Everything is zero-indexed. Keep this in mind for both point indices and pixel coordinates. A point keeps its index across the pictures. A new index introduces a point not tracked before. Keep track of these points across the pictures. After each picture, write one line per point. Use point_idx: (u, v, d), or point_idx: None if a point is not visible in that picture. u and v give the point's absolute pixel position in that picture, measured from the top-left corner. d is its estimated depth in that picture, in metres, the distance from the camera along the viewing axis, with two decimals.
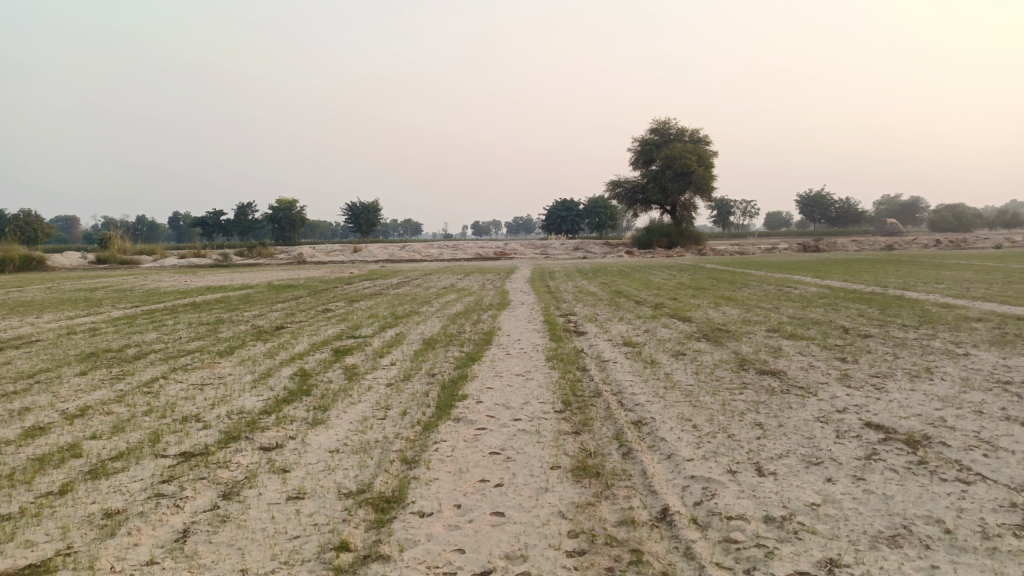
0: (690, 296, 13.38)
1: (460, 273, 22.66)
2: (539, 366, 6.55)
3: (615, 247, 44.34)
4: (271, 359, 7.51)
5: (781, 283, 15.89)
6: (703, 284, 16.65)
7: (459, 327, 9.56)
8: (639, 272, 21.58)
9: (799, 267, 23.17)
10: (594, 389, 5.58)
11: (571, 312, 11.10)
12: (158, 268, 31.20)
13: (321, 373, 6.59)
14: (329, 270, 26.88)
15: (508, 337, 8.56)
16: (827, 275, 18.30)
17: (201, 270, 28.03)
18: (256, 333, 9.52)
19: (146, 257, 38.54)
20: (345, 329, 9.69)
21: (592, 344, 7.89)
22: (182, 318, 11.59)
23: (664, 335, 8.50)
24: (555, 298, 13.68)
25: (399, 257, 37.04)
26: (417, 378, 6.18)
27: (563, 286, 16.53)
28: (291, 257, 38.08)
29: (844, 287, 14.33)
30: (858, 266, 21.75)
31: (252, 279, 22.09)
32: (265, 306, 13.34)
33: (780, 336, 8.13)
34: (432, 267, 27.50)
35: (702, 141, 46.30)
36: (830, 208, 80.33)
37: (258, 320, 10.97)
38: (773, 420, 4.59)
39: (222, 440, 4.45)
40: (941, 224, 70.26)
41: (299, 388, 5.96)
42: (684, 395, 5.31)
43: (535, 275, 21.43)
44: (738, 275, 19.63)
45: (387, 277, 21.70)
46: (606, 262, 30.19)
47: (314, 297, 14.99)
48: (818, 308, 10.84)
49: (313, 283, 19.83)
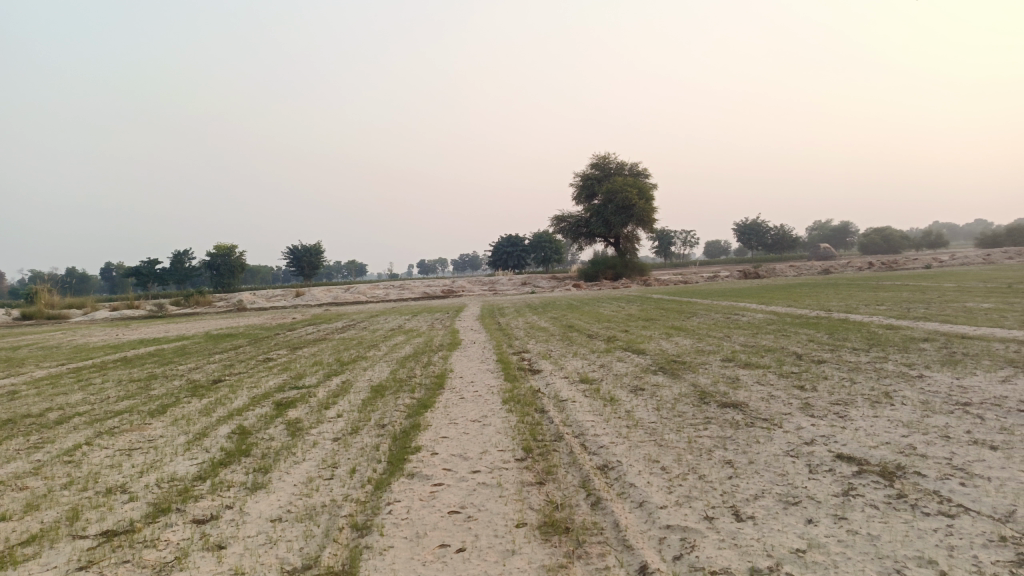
0: (642, 328, 13.33)
1: (408, 314, 22.23)
2: (495, 410, 6.28)
3: (563, 282, 44.52)
4: (208, 416, 7.02)
5: (729, 311, 16.03)
6: (653, 314, 16.70)
7: (409, 371, 9.21)
8: (588, 305, 21.54)
9: (743, 294, 23.57)
10: (554, 433, 5.32)
11: (523, 350, 10.87)
12: (89, 321, 29.81)
13: (263, 430, 6.16)
14: (271, 316, 26.10)
15: (460, 380, 8.26)
16: (772, 301, 18.57)
17: (136, 322, 26.87)
18: (193, 389, 8.97)
19: (76, 311, 36.82)
20: (288, 379, 9.23)
21: (548, 382, 7.66)
22: (112, 375, 10.91)
23: (620, 369, 8.34)
24: (506, 335, 13.45)
25: (345, 300, 36.33)
26: (367, 430, 5.82)
27: (513, 323, 16.31)
28: (231, 304, 36.96)
29: (790, 312, 14.52)
30: (799, 291, 22.21)
31: (189, 329, 21.22)
32: (203, 358, 12.71)
33: (736, 366, 8.05)
34: (379, 309, 27.01)
35: (642, 175, 47.22)
36: (767, 235, 82.80)
37: (194, 374, 10.37)
38: (743, 457, 4.42)
39: (150, 514, 4.01)
40: (872, 246, 73.05)
41: (238, 448, 5.53)
42: (648, 434, 5.10)
43: (484, 312, 21.18)
44: (686, 304, 19.79)
45: (332, 321, 21.14)
46: (554, 296, 30.18)
47: (255, 346, 14.39)
48: (769, 335, 10.87)
49: (254, 330, 19.14)
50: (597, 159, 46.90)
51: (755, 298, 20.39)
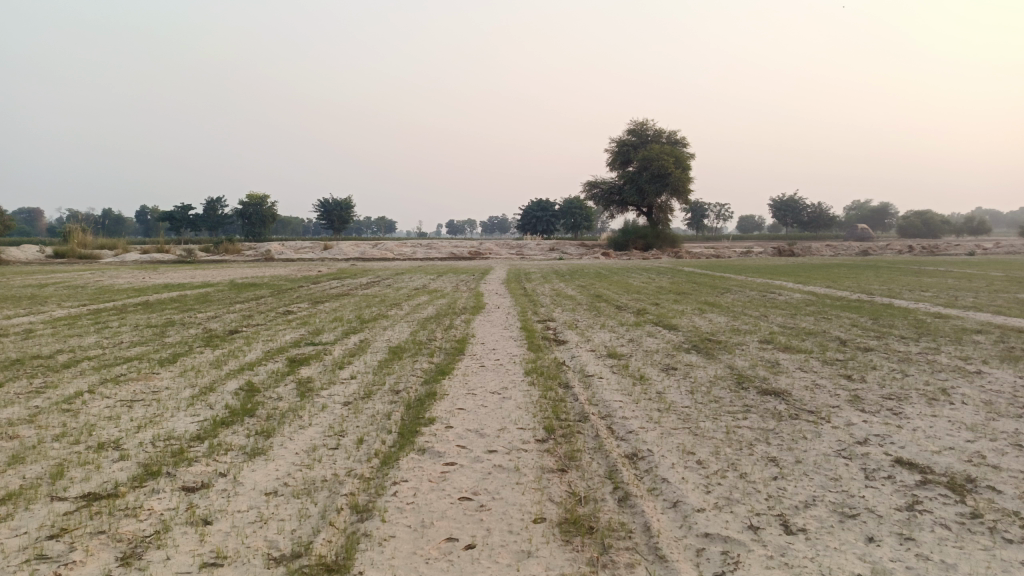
0: (673, 301, 12.82)
1: (433, 273, 21.87)
2: (516, 382, 5.89)
3: (591, 249, 43.84)
4: (217, 370, 6.72)
5: (764, 289, 15.39)
6: (684, 288, 16.13)
7: (429, 334, 8.84)
8: (617, 275, 20.96)
9: (778, 271, 22.83)
10: (579, 412, 4.92)
11: (550, 318, 10.44)
12: (118, 262, 30.00)
13: (271, 388, 5.84)
14: (297, 267, 25.97)
15: (482, 346, 7.87)
16: (809, 280, 17.89)
17: (164, 267, 26.91)
18: (207, 339, 8.70)
19: (107, 252, 37.11)
20: (305, 335, 8.93)
21: (574, 355, 7.25)
22: (130, 320, 10.71)
23: (651, 344, 7.89)
24: (532, 302, 13.02)
25: (371, 255, 36.10)
26: (379, 396, 5.48)
27: (539, 288, 15.87)
28: (259, 253, 37.02)
29: (829, 294, 13.90)
30: (837, 272, 21.36)
31: (214, 276, 21.13)
32: (222, 307, 12.48)
33: (775, 348, 7.55)
34: (405, 266, 26.73)
35: (679, 143, 45.96)
36: (803, 212, 81.00)
37: (211, 324, 10.12)
38: (789, 455, 3.98)
39: (137, 476, 3.69)
40: (911, 230, 71.05)
41: (243, 407, 5.21)
42: (682, 421, 4.67)
43: (510, 275, 20.77)
44: (719, 278, 19.15)
45: (356, 276, 20.90)
46: (583, 263, 29.68)
47: (277, 298, 14.17)
48: (808, 317, 10.30)
49: (278, 281, 18.94)
50: (635, 125, 45.48)
51: (790, 276, 19.71)
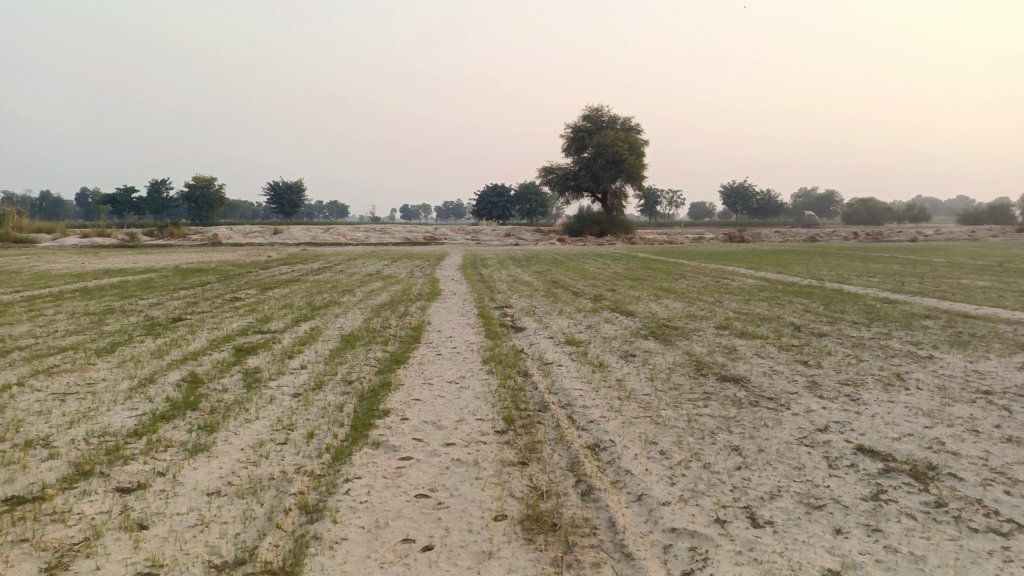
0: (629, 287, 12.82)
1: (387, 259, 21.52)
2: (474, 371, 5.74)
3: (546, 235, 43.84)
4: (159, 360, 6.39)
5: (718, 275, 15.51)
6: (639, 274, 16.17)
7: (383, 321, 8.62)
8: (572, 261, 20.92)
9: (731, 257, 23.13)
10: (538, 401, 4.79)
11: (506, 304, 10.30)
12: (56, 247, 28.76)
13: (216, 380, 5.57)
14: (246, 252, 25.25)
15: (438, 334, 7.69)
16: (761, 266, 18.15)
17: (106, 252, 25.88)
18: (149, 327, 8.31)
19: (44, 236, 35.55)
20: (253, 322, 8.61)
21: (531, 342, 7.13)
22: (66, 307, 10.19)
23: (609, 331, 7.82)
24: (488, 288, 12.86)
25: (323, 240, 35.39)
26: (331, 386, 5.26)
27: (495, 275, 15.70)
28: (206, 238, 35.96)
29: (781, 280, 14.10)
30: (787, 258, 21.71)
31: (158, 262, 20.41)
32: (166, 293, 11.99)
33: (732, 334, 7.56)
34: (359, 252, 26.26)
35: (634, 130, 46.17)
36: (753, 199, 82.52)
37: (154, 311, 9.69)
38: (751, 444, 3.92)
39: (66, 477, 3.42)
40: (856, 217, 73.03)
41: (185, 400, 4.94)
42: (643, 410, 4.59)
43: (466, 261, 20.57)
44: (673, 264, 19.28)
45: (308, 261, 20.43)
46: (538, 249, 29.61)
47: (224, 284, 13.67)
48: (762, 303, 10.39)
49: (226, 266, 18.37)
50: (590, 111, 45.46)
51: (743, 262, 20.00)
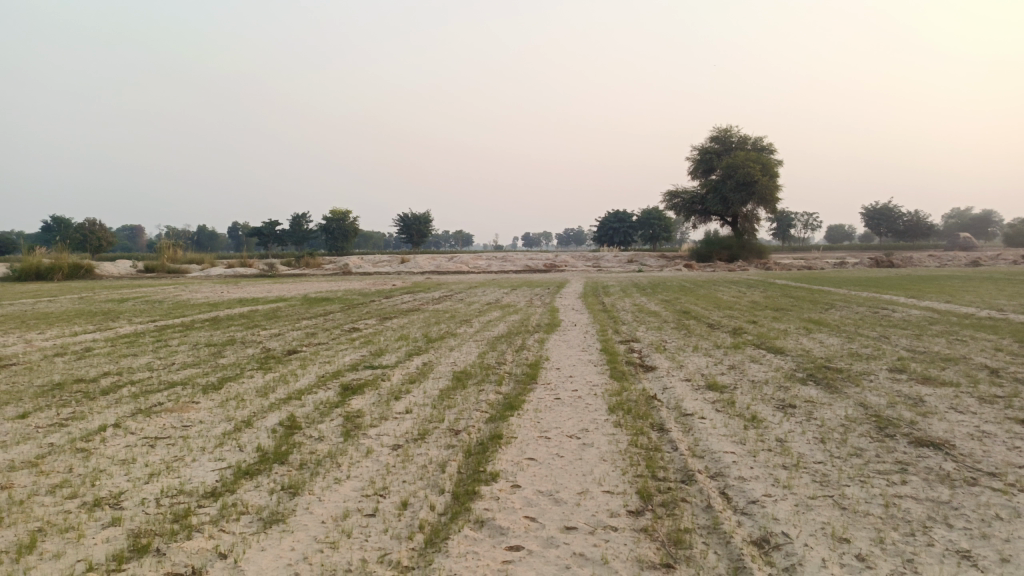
0: (772, 319, 11.51)
1: (508, 287, 21.01)
2: (599, 422, 4.88)
3: (672, 261, 42.18)
4: (262, 399, 5.99)
5: (874, 305, 13.75)
6: (780, 302, 14.69)
7: (499, 357, 7.91)
8: (703, 289, 19.51)
9: (883, 284, 20.89)
10: (681, 468, 3.89)
11: (634, 338, 9.37)
12: (203, 276, 30.63)
13: (314, 425, 5.03)
14: (372, 281, 25.71)
15: (559, 373, 6.90)
16: (924, 294, 16.06)
17: (244, 281, 27.15)
18: (262, 361, 8.05)
19: (194, 266, 38.05)
20: (365, 356, 8.17)
21: (665, 385, 6.18)
22: (191, 338, 10.25)
23: (757, 373, 6.73)
24: (612, 319, 11.95)
25: (446, 269, 35.62)
26: (435, 438, 4.58)
27: (620, 304, 14.74)
28: (337, 267, 37.22)
29: (953, 310, 12.26)
30: (951, 285, 19.20)
31: (288, 291, 21.00)
32: (287, 324, 11.93)
33: (913, 380, 6.25)
34: (480, 280, 26.04)
35: (765, 149, 43.79)
36: (899, 221, 76.43)
37: (272, 343, 9.51)
38: (988, 549, 2.84)
39: (117, 555, 2.89)
40: (1021, 238, 65.64)
41: (275, 451, 4.40)
42: (820, 487, 3.57)
43: (588, 289, 19.74)
44: (818, 292, 17.50)
45: (430, 290, 20.31)
46: (664, 276, 28.24)
47: (345, 314, 13.53)
48: (938, 340, 8.83)
49: (350, 295, 18.51)
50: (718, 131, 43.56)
51: (899, 289, 17.91)
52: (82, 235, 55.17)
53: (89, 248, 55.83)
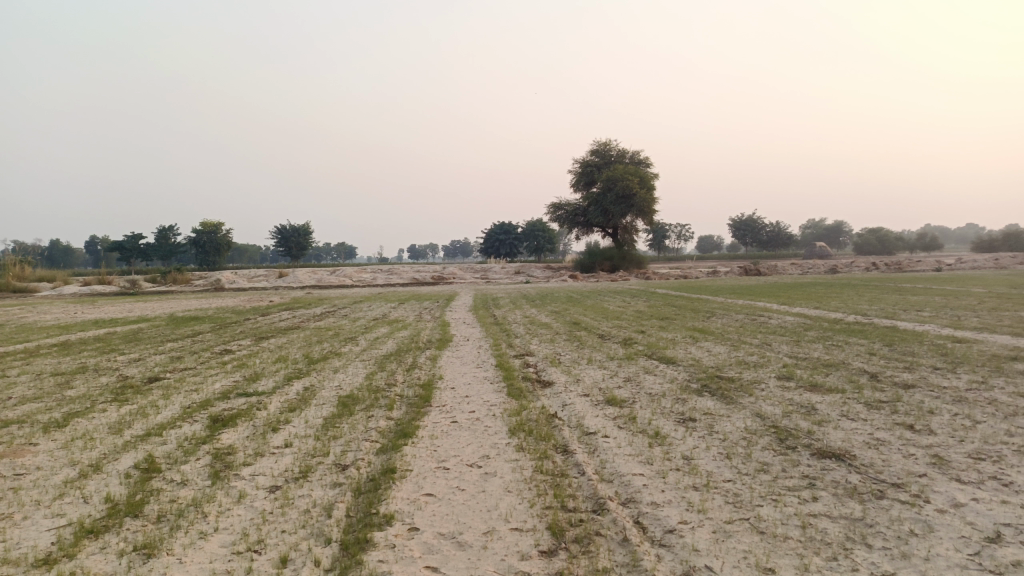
0: (660, 328, 11.65)
1: (393, 301, 20.36)
2: (499, 447, 4.56)
3: (556, 272, 42.70)
4: (115, 437, 5.24)
5: (752, 313, 14.28)
6: (665, 312, 15.00)
7: (389, 377, 7.42)
8: (589, 299, 19.70)
9: (755, 291, 21.96)
10: (591, 496, 3.63)
11: (527, 352, 9.14)
12: (55, 296, 27.86)
13: (176, 467, 4.40)
14: (248, 298, 24.27)
15: (453, 393, 6.53)
16: (795, 301, 16.94)
17: (103, 300, 24.91)
18: (118, 391, 7.15)
19: (45, 284, 34.63)
20: (239, 382, 7.45)
21: (565, 402, 5.95)
22: (34, 367, 9.06)
23: (654, 386, 6.64)
24: (504, 332, 11.71)
25: (329, 283, 34.34)
26: (319, 476, 4.09)
27: (510, 317, 14.50)
28: (209, 283, 35.02)
29: (823, 316, 12.90)
30: (816, 292, 20.38)
31: (154, 310, 19.39)
32: (150, 347, 10.83)
33: (802, 388, 6.35)
34: (365, 294, 25.19)
35: (643, 163, 45.39)
36: (762, 232, 81.49)
37: (130, 371, 8.54)
38: (912, 570, 2.73)
39: None
40: (868, 247, 71.57)
41: (127, 502, 3.77)
42: (736, 510, 3.41)
43: (477, 302, 19.49)
44: (698, 301, 18.08)
45: (311, 306, 19.37)
46: (551, 287, 28.43)
47: (217, 334, 12.52)
48: (816, 346, 9.17)
49: (224, 314, 17.28)
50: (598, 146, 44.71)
51: (771, 297, 18.82)
52: None
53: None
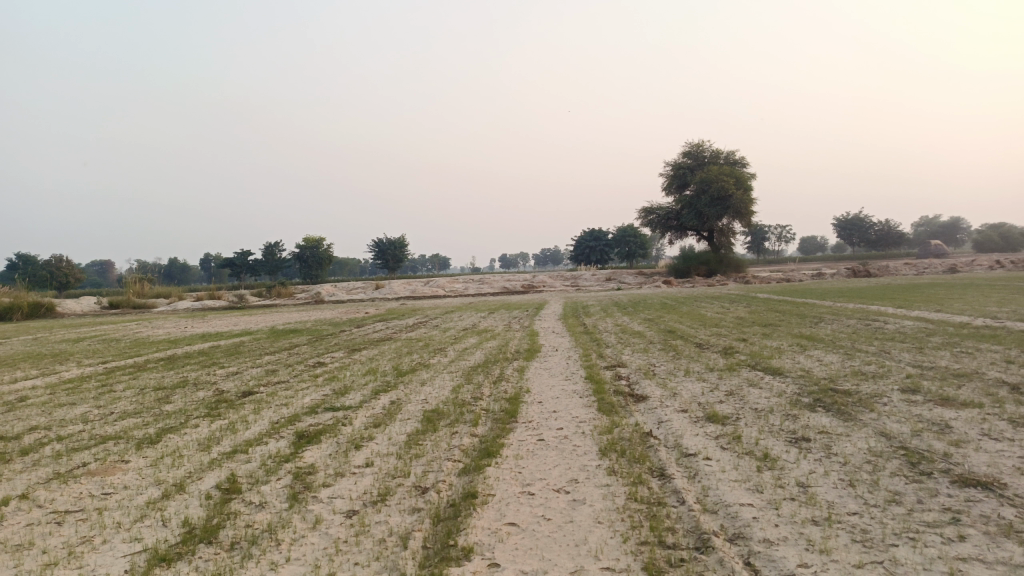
0: (762, 336, 10.93)
1: (484, 311, 20.31)
2: (590, 470, 4.20)
3: (649, 278, 41.69)
4: (202, 455, 5.22)
5: (864, 317, 13.25)
6: (767, 318, 14.15)
7: (475, 390, 7.19)
8: (685, 306, 18.97)
9: (865, 294, 20.57)
10: (694, 531, 3.21)
11: (619, 363, 8.71)
12: (169, 312, 29.45)
13: (256, 487, 4.29)
14: (344, 310, 24.84)
15: (541, 408, 6.21)
16: (912, 304, 15.65)
17: (211, 315, 26.12)
18: (211, 406, 7.24)
19: (161, 300, 36.76)
20: (328, 397, 7.40)
21: (660, 419, 5.51)
22: (140, 382, 9.39)
23: (759, 401, 6.09)
24: (596, 342, 11.30)
25: (422, 294, 34.83)
26: (398, 501, 3.87)
27: (601, 325, 14.08)
28: (309, 296, 36.20)
29: (945, 320, 11.80)
30: (935, 293, 18.80)
31: (256, 323, 20.10)
32: (248, 361, 11.09)
33: (932, 402, 5.65)
34: (457, 304, 25.28)
35: (738, 164, 43.78)
36: (869, 231, 77.11)
37: (226, 384, 8.70)
38: None
39: None
40: (989, 244, 66.45)
41: (204, 527, 3.66)
42: (868, 552, 2.91)
43: (567, 310, 19.14)
44: (802, 305, 17.04)
45: (403, 317, 19.55)
46: (644, 294, 27.70)
47: (312, 347, 12.74)
48: (943, 353, 8.28)
49: (320, 326, 17.66)
50: (689, 146, 43.57)
51: (884, 299, 17.52)
52: (49, 272, 53.53)
53: (57, 286, 54.22)
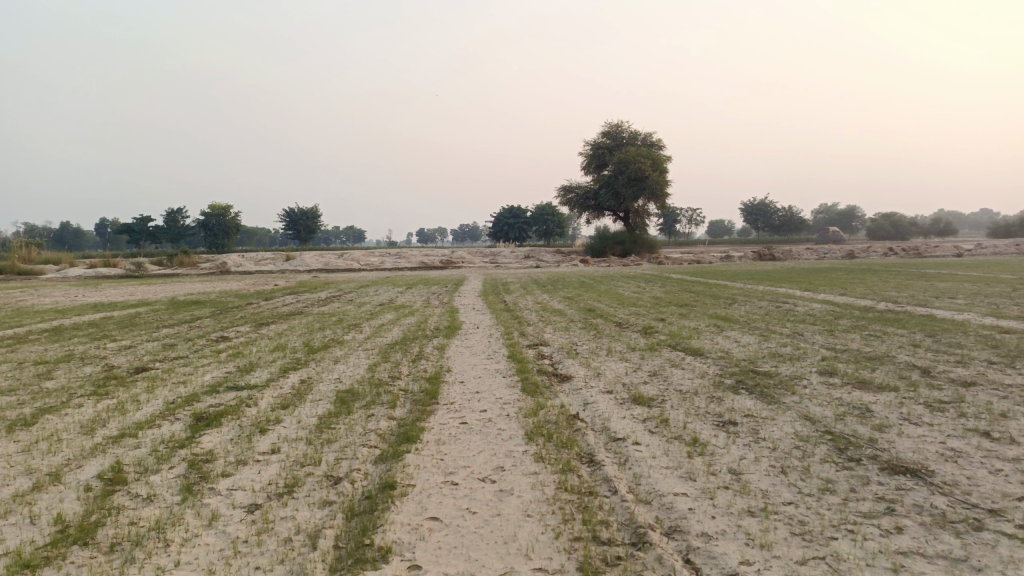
0: (680, 316, 11.00)
1: (401, 285, 19.83)
2: (516, 457, 3.96)
3: (567, 256, 42.00)
4: (85, 439, 4.67)
5: (775, 299, 13.61)
6: (683, 298, 14.34)
7: (392, 370, 6.82)
8: (603, 285, 19.08)
9: (774, 277, 21.28)
10: (630, 525, 3.01)
11: (542, 341, 8.54)
12: (57, 279, 27.36)
13: (145, 477, 3.83)
14: (252, 281, 23.75)
15: (462, 388, 5.93)
16: (819, 287, 16.22)
17: (104, 283, 24.41)
18: (99, 384, 6.58)
19: (50, 267, 34.15)
20: (231, 374, 6.86)
21: (586, 401, 5.33)
22: (17, 355, 8.52)
23: (683, 382, 6.01)
24: (516, 319, 11.09)
25: (336, 267, 33.79)
26: (308, 492, 3.51)
27: (521, 302, 13.91)
28: (214, 266, 34.51)
29: (851, 303, 12.25)
30: (838, 278, 19.62)
31: (156, 293, 18.91)
32: (144, 334, 10.29)
33: (851, 386, 5.70)
34: (372, 279, 24.61)
35: (655, 146, 44.51)
36: (775, 216, 80.40)
37: (117, 359, 7.99)
38: None
39: None
40: (882, 232, 70.56)
41: (80, 525, 3.20)
42: (808, 547, 2.78)
43: (486, 286, 18.91)
44: (716, 286, 17.42)
45: (316, 290, 18.82)
46: (562, 272, 27.75)
47: (215, 320, 11.98)
48: (853, 336, 8.50)
49: (226, 298, 16.73)
50: (609, 127, 43.99)
51: (791, 283, 18.11)
52: None
53: None
